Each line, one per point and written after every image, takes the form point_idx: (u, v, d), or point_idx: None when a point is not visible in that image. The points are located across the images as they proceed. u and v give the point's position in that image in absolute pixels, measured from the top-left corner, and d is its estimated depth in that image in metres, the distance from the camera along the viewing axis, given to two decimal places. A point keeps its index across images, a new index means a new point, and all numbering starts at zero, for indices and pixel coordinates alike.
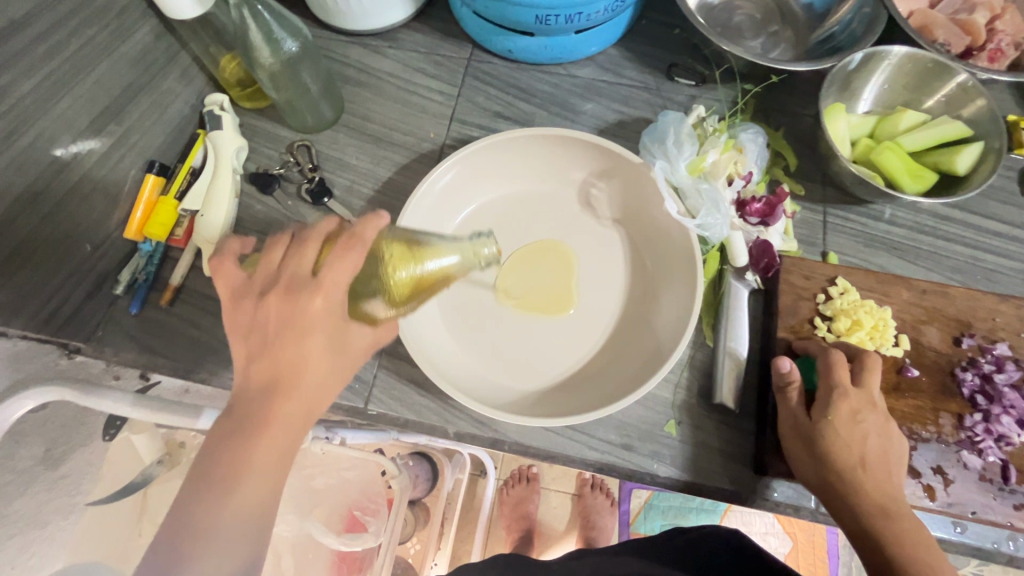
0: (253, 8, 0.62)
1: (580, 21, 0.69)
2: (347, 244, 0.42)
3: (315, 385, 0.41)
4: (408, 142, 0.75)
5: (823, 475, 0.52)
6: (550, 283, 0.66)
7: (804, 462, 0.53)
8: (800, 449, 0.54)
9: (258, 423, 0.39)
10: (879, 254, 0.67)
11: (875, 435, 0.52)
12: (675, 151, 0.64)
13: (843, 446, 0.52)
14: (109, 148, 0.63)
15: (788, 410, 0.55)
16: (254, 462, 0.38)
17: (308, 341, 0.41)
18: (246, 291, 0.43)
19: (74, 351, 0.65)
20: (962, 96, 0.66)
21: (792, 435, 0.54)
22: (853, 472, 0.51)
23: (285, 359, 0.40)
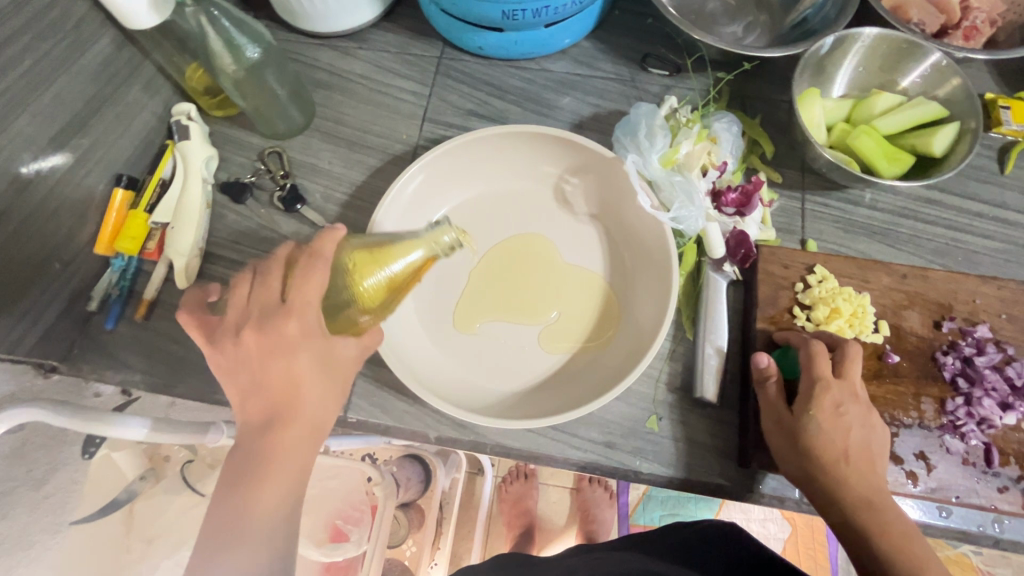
0: (212, 13, 0.61)
1: (549, 14, 0.68)
2: (306, 265, 0.45)
3: (314, 400, 0.44)
4: (382, 144, 0.74)
5: (806, 470, 0.52)
6: (525, 287, 0.64)
7: (788, 459, 0.53)
8: (782, 444, 0.53)
9: (265, 456, 0.42)
10: (859, 240, 0.66)
11: (857, 424, 0.52)
12: (648, 144, 0.63)
13: (826, 440, 0.51)
14: (74, 163, 0.62)
15: (767, 404, 0.55)
16: (269, 491, 0.41)
17: (298, 366, 0.44)
18: (221, 333, 0.45)
19: (50, 369, 0.64)
20: (937, 76, 0.66)
21: (775, 431, 0.54)
22: (836, 465, 0.51)
23: (280, 389, 0.43)
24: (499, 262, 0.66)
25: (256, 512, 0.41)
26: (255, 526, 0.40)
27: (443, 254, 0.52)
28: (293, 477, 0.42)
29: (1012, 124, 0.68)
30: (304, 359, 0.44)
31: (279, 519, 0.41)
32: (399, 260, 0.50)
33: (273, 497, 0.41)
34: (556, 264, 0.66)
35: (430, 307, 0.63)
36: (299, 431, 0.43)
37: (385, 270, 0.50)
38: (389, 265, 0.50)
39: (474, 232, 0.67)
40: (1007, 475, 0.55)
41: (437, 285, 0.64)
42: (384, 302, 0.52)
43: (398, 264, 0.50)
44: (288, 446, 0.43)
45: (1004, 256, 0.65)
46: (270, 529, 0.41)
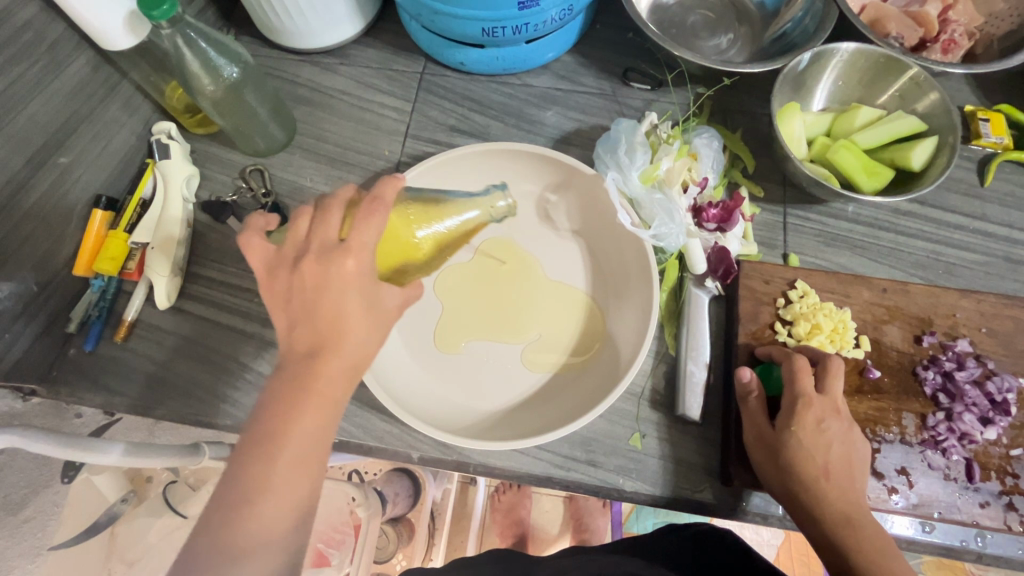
0: (187, 35, 0.60)
1: (529, 31, 0.68)
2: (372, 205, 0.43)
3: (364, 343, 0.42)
4: (364, 160, 0.73)
5: (786, 486, 0.51)
6: (513, 291, 0.65)
7: (770, 474, 0.53)
8: (766, 459, 0.53)
9: (305, 384, 0.39)
10: (840, 254, 0.66)
11: (839, 439, 0.52)
12: (628, 160, 0.63)
13: (808, 454, 0.51)
14: (50, 185, 0.61)
15: (752, 416, 0.55)
16: (305, 420, 0.39)
17: (351, 303, 0.41)
18: (277, 261, 0.43)
19: (29, 394, 0.64)
20: (915, 90, 0.66)
21: (757, 446, 0.54)
22: (818, 480, 0.50)
23: (325, 322, 0.40)
24: (487, 275, 0.66)
25: (288, 449, 0.38)
26: (291, 453, 0.38)
27: (494, 218, 0.61)
28: (329, 417, 0.40)
29: (991, 136, 0.69)
30: (361, 298, 0.42)
31: (313, 448, 0.39)
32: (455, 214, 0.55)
33: (307, 435, 0.39)
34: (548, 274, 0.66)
35: (411, 322, 0.63)
36: (341, 366, 0.40)
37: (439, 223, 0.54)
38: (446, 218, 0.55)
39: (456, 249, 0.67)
40: (988, 490, 0.55)
41: (418, 305, 0.64)
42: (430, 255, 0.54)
43: (451, 219, 0.55)
44: (330, 384, 0.40)
45: (984, 269, 0.65)
46: (303, 459, 0.38)
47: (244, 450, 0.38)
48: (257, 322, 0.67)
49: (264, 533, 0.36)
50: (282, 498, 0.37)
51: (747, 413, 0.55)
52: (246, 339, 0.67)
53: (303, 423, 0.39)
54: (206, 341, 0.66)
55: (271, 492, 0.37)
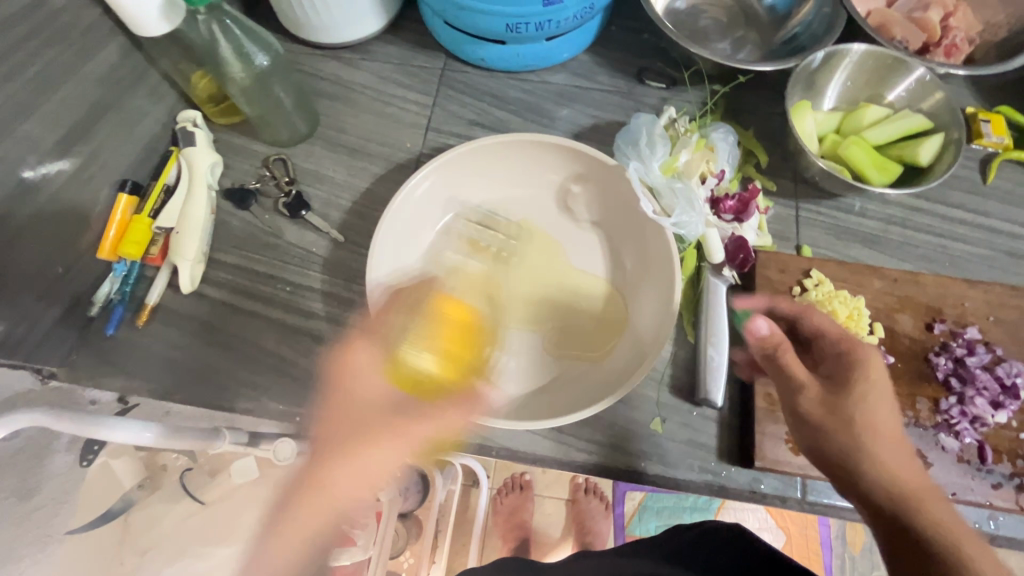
0: (223, 22, 0.63)
1: (550, 28, 0.70)
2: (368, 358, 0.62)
3: (383, 459, 0.57)
4: (386, 152, 0.75)
5: (854, 448, 0.40)
6: (511, 296, 0.65)
7: (834, 435, 0.41)
8: (833, 420, 0.41)
9: (316, 462, 0.58)
10: (850, 246, 0.68)
11: (893, 378, 0.43)
12: (648, 152, 0.65)
13: (872, 405, 0.41)
14: (77, 169, 0.62)
15: (793, 365, 0.44)
16: (322, 499, 0.54)
17: (350, 425, 0.59)
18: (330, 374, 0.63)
19: (48, 376, 0.63)
20: (921, 90, 0.69)
21: (816, 403, 0.42)
22: (889, 436, 0.40)
23: (344, 413, 0.61)
24: (504, 263, 0.67)
25: (299, 529, 0.54)
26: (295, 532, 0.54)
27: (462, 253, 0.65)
28: (317, 512, 0.54)
29: (992, 136, 0.71)
30: (366, 410, 0.59)
31: (315, 515, 0.54)
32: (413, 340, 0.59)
33: (302, 519, 0.54)
34: (518, 288, 0.65)
35: (432, 308, 0.64)
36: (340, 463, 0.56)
37: (415, 338, 0.59)
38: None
39: (478, 239, 0.68)
40: (1001, 472, 0.57)
41: (440, 292, 0.65)
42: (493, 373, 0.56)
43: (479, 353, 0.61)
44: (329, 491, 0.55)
45: (989, 261, 0.68)
46: (302, 531, 0.54)
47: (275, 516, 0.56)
48: (279, 308, 0.68)
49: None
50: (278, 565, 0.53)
51: (792, 365, 0.44)
52: (267, 323, 0.67)
53: (305, 508, 0.54)
54: (228, 326, 0.67)
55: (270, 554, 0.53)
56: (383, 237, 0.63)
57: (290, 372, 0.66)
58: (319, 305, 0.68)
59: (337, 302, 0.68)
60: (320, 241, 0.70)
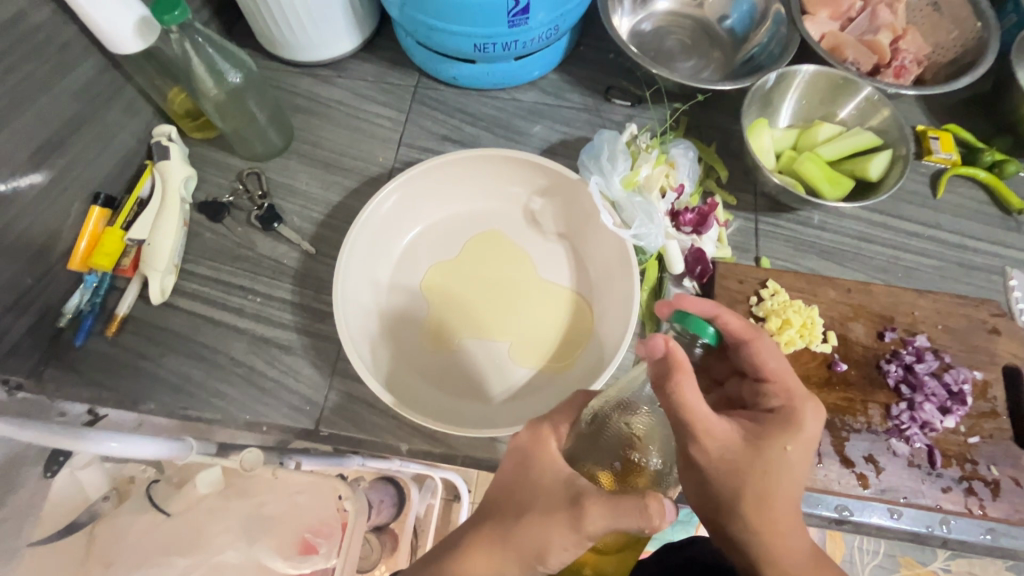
0: (195, 40, 0.65)
1: (518, 48, 0.72)
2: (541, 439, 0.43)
3: (521, 546, 0.39)
4: (358, 166, 0.77)
5: (734, 517, 0.41)
6: (480, 311, 0.66)
7: (721, 501, 0.41)
8: (721, 489, 0.40)
9: (472, 544, 0.41)
10: (807, 257, 0.71)
11: (802, 462, 0.41)
12: (610, 167, 0.68)
13: (768, 485, 0.40)
14: (50, 181, 0.63)
15: (690, 410, 0.38)
16: None
17: (526, 492, 0.41)
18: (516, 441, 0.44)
19: (14, 387, 0.62)
20: (870, 109, 0.72)
21: (712, 467, 0.40)
22: (774, 520, 0.40)
23: (516, 488, 0.41)
24: (471, 276, 0.68)
25: None
26: None
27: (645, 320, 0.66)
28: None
29: (941, 153, 0.75)
30: (543, 485, 0.41)
31: None
32: (621, 434, 0.43)
33: None
34: (517, 330, 0.66)
35: (397, 319, 0.65)
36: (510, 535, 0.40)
37: (627, 429, 0.43)
38: (643, 446, 0.43)
39: (446, 251, 0.70)
40: (950, 476, 0.58)
41: (407, 303, 0.67)
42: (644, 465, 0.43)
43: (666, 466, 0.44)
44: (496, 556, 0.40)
45: (940, 272, 0.70)
46: None
47: None
48: (249, 318, 0.68)
49: None
50: None
51: (700, 431, 0.39)
52: (237, 334, 0.68)
53: None
54: (198, 336, 0.67)
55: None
56: (352, 249, 0.64)
57: (258, 382, 0.66)
58: (289, 316, 0.69)
59: (306, 312, 0.69)
60: (292, 252, 0.71)
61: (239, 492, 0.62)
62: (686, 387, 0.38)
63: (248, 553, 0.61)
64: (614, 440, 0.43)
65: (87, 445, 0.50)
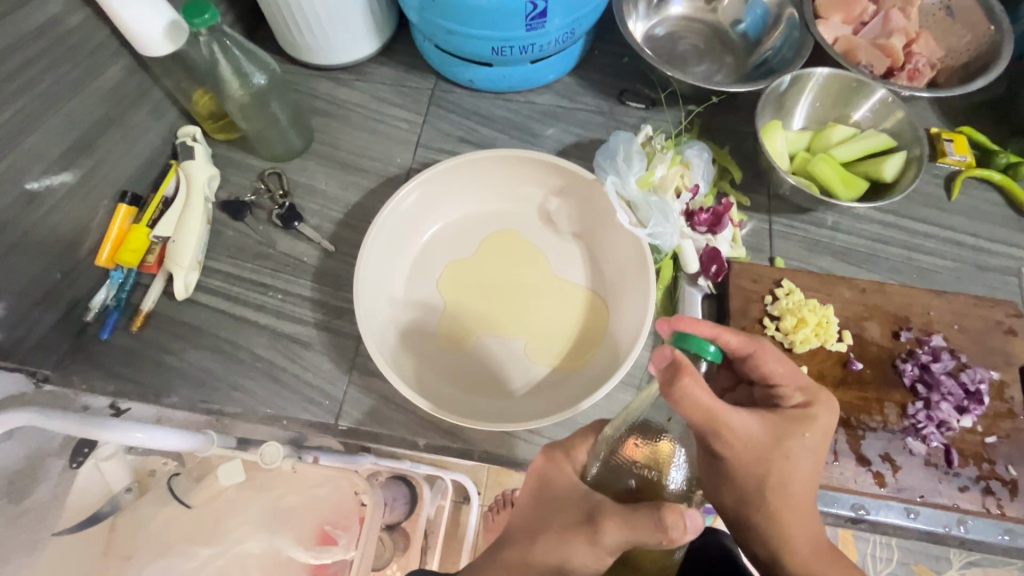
0: (223, 42, 0.67)
1: (534, 51, 0.74)
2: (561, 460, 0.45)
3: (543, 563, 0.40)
4: (377, 167, 0.78)
5: (762, 507, 0.43)
6: (497, 309, 0.67)
7: (747, 491, 0.42)
8: (747, 480, 0.42)
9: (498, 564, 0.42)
10: (821, 257, 0.71)
11: (818, 449, 0.43)
12: (626, 167, 0.69)
13: (791, 473, 0.42)
14: (79, 180, 0.65)
15: (705, 408, 0.38)
16: None
17: (546, 510, 0.43)
18: (539, 469, 0.46)
19: (42, 380, 0.65)
20: (883, 111, 0.73)
21: (734, 457, 0.41)
22: (795, 507, 0.43)
23: (538, 511, 0.43)
24: (488, 275, 0.69)
25: None
26: None
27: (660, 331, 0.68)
28: None
29: (955, 155, 0.75)
30: (563, 504, 0.42)
31: None
32: (631, 454, 0.42)
33: None
34: (534, 328, 0.66)
35: (415, 315, 0.67)
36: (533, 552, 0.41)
37: (638, 448, 0.42)
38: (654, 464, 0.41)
39: (463, 250, 0.71)
40: (967, 475, 0.58)
41: (425, 299, 0.68)
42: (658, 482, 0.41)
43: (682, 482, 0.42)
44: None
45: (955, 273, 0.70)
46: None
47: None
48: (269, 315, 0.70)
49: None
50: None
51: (720, 426, 0.40)
52: (257, 329, 0.69)
53: None
54: (219, 332, 0.69)
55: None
56: (372, 247, 0.65)
57: (278, 377, 0.67)
58: (308, 312, 0.70)
59: (325, 309, 0.70)
60: (312, 250, 0.73)
61: (260, 485, 0.64)
62: (701, 387, 0.37)
63: (269, 543, 0.62)
64: (626, 459, 0.42)
65: (117, 434, 0.54)
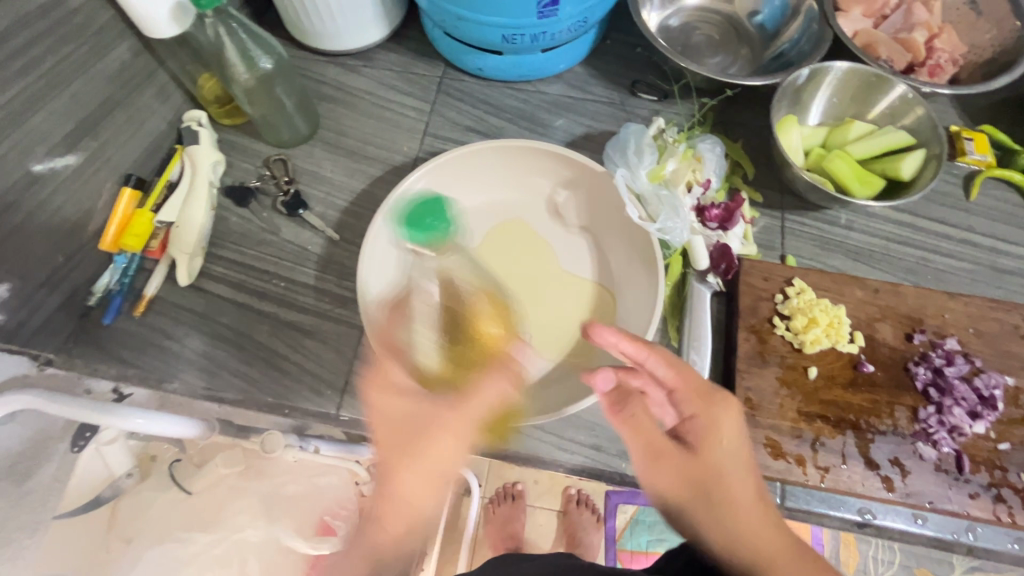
0: (230, 26, 0.65)
1: (546, 40, 0.72)
2: (398, 353, 0.54)
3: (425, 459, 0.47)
4: (383, 155, 0.77)
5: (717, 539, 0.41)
6: None
7: (696, 521, 0.43)
8: (692, 508, 0.43)
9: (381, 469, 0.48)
10: (834, 256, 0.70)
11: (738, 459, 0.44)
12: (636, 160, 0.67)
13: (725, 490, 0.42)
14: (84, 163, 0.64)
15: (638, 431, 0.46)
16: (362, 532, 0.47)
17: (407, 437, 0.47)
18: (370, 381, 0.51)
19: (45, 363, 0.64)
20: (904, 107, 0.71)
21: (666, 484, 0.44)
22: (750, 533, 0.41)
23: (393, 420, 0.48)
24: (492, 266, 0.68)
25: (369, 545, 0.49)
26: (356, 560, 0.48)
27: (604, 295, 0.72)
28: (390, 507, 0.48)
29: (975, 154, 0.73)
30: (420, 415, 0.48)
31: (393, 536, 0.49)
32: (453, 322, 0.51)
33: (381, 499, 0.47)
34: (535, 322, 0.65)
35: None
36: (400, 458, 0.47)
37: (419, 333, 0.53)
38: (450, 319, 0.52)
39: (468, 241, 0.70)
40: (978, 482, 0.57)
41: None
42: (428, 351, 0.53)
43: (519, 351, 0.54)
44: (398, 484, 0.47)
45: (971, 275, 0.69)
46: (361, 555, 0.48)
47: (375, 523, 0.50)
48: (272, 302, 0.69)
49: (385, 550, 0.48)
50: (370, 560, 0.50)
51: (641, 448, 0.45)
52: (261, 317, 0.69)
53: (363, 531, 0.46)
54: (222, 319, 0.68)
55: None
56: (376, 239, 0.65)
57: (281, 365, 0.66)
58: (312, 301, 0.69)
59: (328, 298, 0.70)
60: (316, 239, 0.72)
61: (261, 474, 0.63)
62: (634, 407, 0.47)
63: (269, 531, 0.62)
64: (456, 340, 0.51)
65: (118, 419, 0.54)
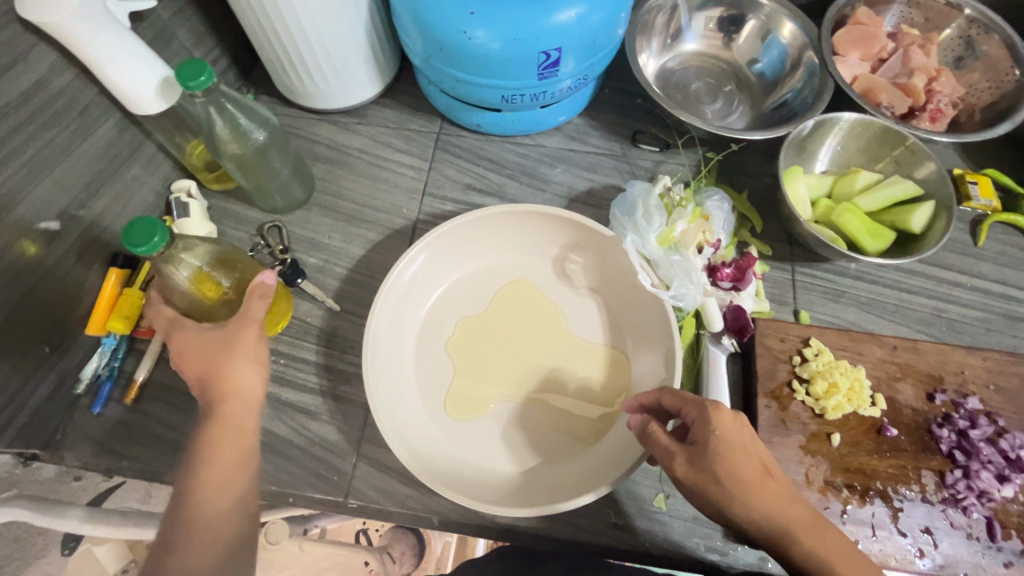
0: (220, 103, 0.62)
1: (546, 98, 0.71)
2: (172, 319, 0.52)
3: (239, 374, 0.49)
4: (381, 218, 0.75)
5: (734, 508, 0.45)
6: (501, 366, 0.64)
7: (717, 502, 0.45)
8: (714, 494, 0.45)
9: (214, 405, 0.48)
10: (846, 309, 0.68)
11: (741, 443, 0.46)
12: (645, 223, 0.65)
13: (731, 469, 0.45)
14: (71, 246, 0.61)
15: (654, 444, 0.49)
16: (206, 501, 0.45)
17: (205, 356, 0.50)
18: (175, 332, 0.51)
19: (30, 458, 0.61)
20: (911, 157, 0.70)
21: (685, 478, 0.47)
22: (758, 498, 0.45)
23: (200, 363, 0.50)
24: (498, 328, 0.66)
25: (199, 532, 0.44)
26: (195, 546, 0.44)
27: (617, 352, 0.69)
28: (236, 451, 0.47)
29: (980, 199, 0.73)
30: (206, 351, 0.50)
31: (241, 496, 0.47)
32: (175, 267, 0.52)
33: (236, 446, 0.47)
34: (547, 388, 0.63)
35: (425, 380, 0.63)
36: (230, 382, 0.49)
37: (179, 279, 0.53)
38: (197, 270, 0.54)
39: (473, 307, 0.67)
40: (1011, 549, 0.56)
41: (434, 362, 0.64)
42: (221, 280, 0.56)
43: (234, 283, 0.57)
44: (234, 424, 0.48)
45: (986, 325, 0.68)
46: (216, 525, 0.45)
47: (176, 516, 0.45)
48: (271, 382, 0.65)
49: (213, 524, 0.45)
50: (205, 544, 0.44)
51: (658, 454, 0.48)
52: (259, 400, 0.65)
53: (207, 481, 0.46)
54: None
55: (185, 545, 0.44)
56: (379, 316, 0.62)
57: (284, 452, 0.62)
58: (314, 379, 0.66)
59: (331, 375, 0.66)
60: (316, 310, 0.69)
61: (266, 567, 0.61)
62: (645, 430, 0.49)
63: None
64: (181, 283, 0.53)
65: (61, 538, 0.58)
